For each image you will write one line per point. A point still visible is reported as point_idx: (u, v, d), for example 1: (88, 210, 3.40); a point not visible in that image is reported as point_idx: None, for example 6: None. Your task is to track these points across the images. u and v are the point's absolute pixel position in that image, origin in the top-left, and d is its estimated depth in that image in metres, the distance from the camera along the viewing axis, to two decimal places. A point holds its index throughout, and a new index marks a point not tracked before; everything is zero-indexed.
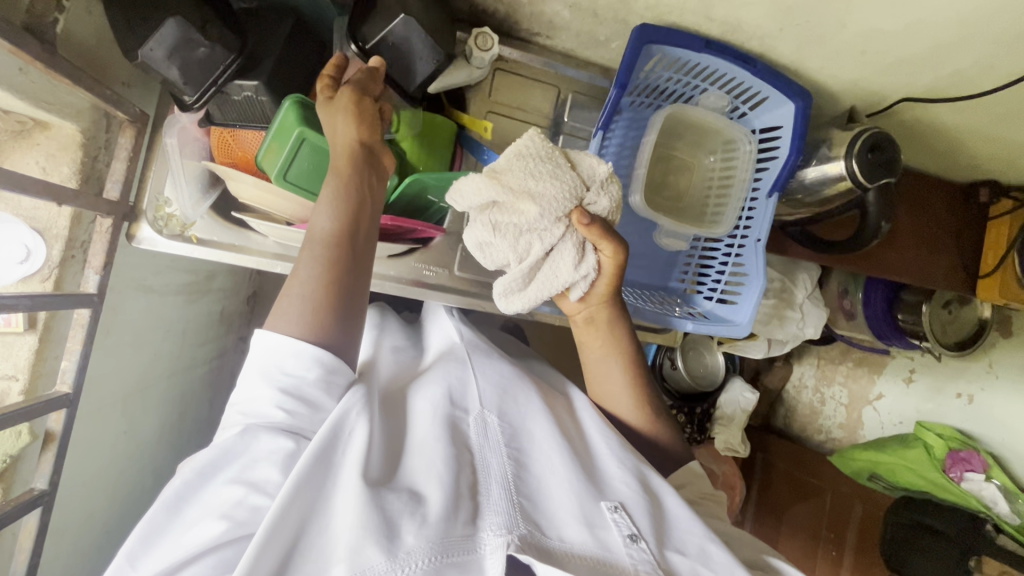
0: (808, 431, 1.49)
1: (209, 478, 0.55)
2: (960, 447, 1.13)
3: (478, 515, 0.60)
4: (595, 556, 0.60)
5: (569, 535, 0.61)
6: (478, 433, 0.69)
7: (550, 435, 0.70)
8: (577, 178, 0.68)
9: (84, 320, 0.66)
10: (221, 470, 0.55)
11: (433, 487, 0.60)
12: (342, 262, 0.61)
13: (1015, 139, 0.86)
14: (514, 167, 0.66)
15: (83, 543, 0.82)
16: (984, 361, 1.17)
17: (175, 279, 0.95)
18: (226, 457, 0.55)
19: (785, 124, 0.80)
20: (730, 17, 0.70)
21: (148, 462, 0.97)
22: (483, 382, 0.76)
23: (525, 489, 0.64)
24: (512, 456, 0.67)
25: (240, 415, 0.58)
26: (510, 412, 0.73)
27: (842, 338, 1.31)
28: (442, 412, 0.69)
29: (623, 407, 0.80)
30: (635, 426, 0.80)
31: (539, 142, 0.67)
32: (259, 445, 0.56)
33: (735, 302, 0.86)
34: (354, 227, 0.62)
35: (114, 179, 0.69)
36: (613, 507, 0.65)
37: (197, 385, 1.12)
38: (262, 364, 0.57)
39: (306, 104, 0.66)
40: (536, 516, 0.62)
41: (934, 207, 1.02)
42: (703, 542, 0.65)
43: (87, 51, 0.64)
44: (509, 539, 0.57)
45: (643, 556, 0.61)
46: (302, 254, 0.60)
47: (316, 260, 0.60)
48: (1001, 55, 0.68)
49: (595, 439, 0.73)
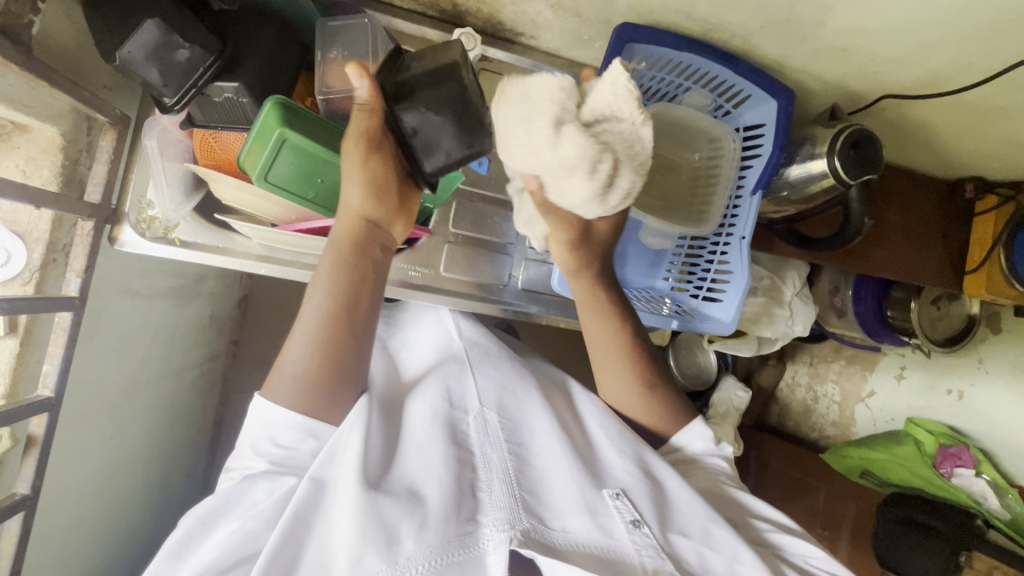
0: (802, 429, 1.49)
1: (211, 525, 0.61)
2: (949, 443, 1.15)
3: (479, 511, 0.62)
4: (598, 545, 0.62)
5: (571, 525, 0.63)
6: (478, 430, 0.70)
7: (550, 429, 0.72)
8: (538, 152, 0.61)
9: (65, 323, 0.66)
10: (223, 516, 0.61)
11: (433, 487, 0.62)
12: (338, 337, 0.63)
13: (999, 136, 0.86)
14: (507, 107, 0.61)
15: (70, 550, 0.82)
16: (975, 357, 1.18)
17: (161, 282, 0.95)
18: (227, 503, 0.61)
19: (768, 122, 0.81)
20: (711, 16, 0.71)
21: (138, 467, 0.97)
22: (483, 380, 0.76)
23: (527, 484, 0.66)
24: (513, 453, 0.69)
25: (237, 467, 0.63)
26: (510, 408, 0.74)
27: (833, 336, 1.31)
28: (442, 413, 0.70)
29: (620, 379, 0.79)
30: (632, 399, 0.79)
31: (547, 91, 0.59)
32: (257, 491, 0.61)
33: (721, 300, 0.85)
34: (356, 298, 0.64)
35: (96, 182, 0.69)
36: (615, 494, 0.67)
37: (187, 389, 1.12)
38: (252, 438, 0.62)
39: (288, 105, 0.64)
40: (539, 509, 0.64)
41: (921, 204, 1.02)
42: (706, 523, 0.66)
43: (66, 55, 0.64)
44: (512, 534, 0.59)
45: (645, 540, 0.63)
46: (297, 335, 0.62)
47: (310, 338, 0.62)
48: (980, 52, 0.68)
49: (596, 431, 0.76)
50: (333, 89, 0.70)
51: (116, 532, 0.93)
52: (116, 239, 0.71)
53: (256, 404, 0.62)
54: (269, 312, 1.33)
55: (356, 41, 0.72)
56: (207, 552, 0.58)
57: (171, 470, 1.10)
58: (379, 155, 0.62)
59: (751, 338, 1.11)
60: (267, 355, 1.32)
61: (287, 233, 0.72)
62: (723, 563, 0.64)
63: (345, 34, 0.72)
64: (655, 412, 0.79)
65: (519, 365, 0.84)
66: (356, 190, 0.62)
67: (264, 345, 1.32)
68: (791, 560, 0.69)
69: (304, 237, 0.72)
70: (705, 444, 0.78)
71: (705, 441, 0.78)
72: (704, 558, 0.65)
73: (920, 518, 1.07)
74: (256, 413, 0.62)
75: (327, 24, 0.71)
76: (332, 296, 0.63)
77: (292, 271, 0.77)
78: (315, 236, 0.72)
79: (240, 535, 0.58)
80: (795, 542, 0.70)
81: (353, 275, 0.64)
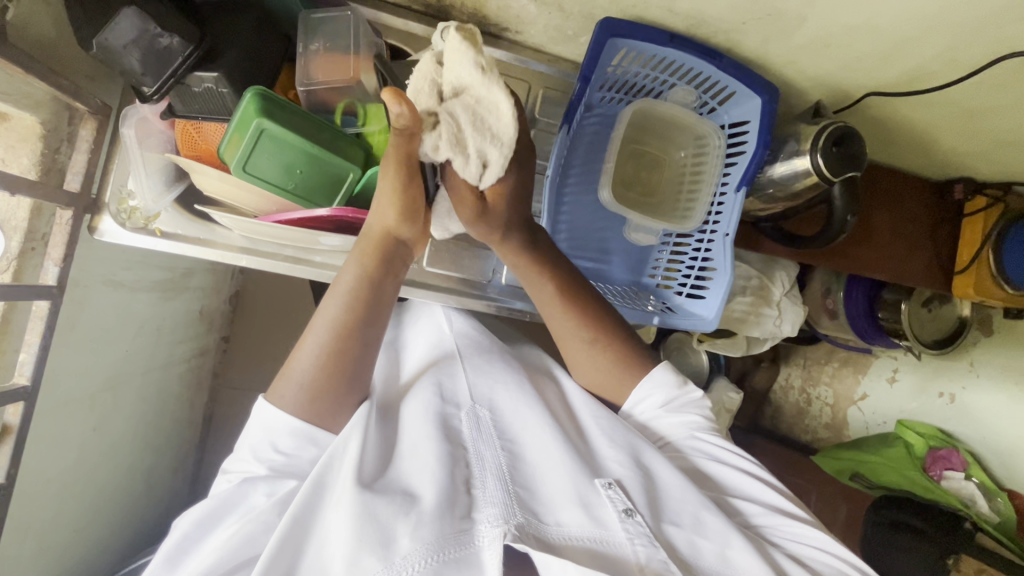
0: (794, 432, 1.47)
1: (209, 526, 0.61)
2: (939, 446, 1.15)
3: (474, 509, 0.61)
4: (593, 537, 0.62)
5: (566, 519, 0.62)
6: (471, 426, 0.71)
7: (540, 420, 0.71)
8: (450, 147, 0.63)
9: (44, 312, 0.67)
10: (221, 519, 0.62)
11: (427, 486, 0.61)
12: (348, 347, 0.65)
13: (987, 134, 0.86)
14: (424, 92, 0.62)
15: (49, 542, 0.80)
16: (966, 360, 1.17)
17: (148, 275, 0.95)
18: (225, 506, 0.61)
19: (752, 119, 0.81)
20: (694, 10, 0.70)
21: (122, 460, 0.96)
22: (473, 377, 0.76)
23: (521, 479, 0.65)
24: (505, 448, 0.69)
25: (234, 471, 0.64)
26: (501, 402, 0.74)
27: (825, 338, 1.29)
28: (436, 410, 0.70)
29: (570, 338, 0.79)
30: (581, 357, 0.79)
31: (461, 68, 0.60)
32: (255, 494, 0.62)
33: (703, 297, 0.87)
34: (369, 310, 0.67)
35: (76, 172, 0.70)
36: (607, 484, 0.66)
37: (175, 383, 1.11)
38: (253, 442, 0.63)
39: (269, 96, 0.64)
40: (533, 503, 0.63)
41: (909, 203, 1.01)
42: (697, 509, 0.66)
43: (45, 43, 0.64)
44: (506, 529, 0.58)
45: (638, 529, 0.63)
46: (308, 339, 0.65)
47: (320, 347, 0.65)
48: (962, 49, 0.68)
49: (587, 421, 0.76)
50: (316, 81, 0.71)
51: (99, 523, 0.92)
52: (94, 229, 0.72)
53: (257, 410, 0.64)
54: (260, 308, 1.31)
55: (340, 32, 0.73)
56: (207, 555, 0.58)
57: (157, 465, 1.09)
58: (412, 182, 0.65)
59: (739, 339, 1.10)
60: (254, 351, 1.31)
61: (265, 224, 0.71)
62: (714, 550, 0.64)
63: (328, 26, 0.72)
64: (604, 369, 0.79)
65: (510, 359, 0.82)
66: (386, 207, 0.67)
67: (252, 341, 1.31)
68: (780, 544, 0.68)
69: (287, 228, 0.71)
70: (665, 397, 0.77)
71: (666, 391, 0.77)
72: (696, 546, 0.64)
73: (911, 522, 1.06)
74: (258, 420, 0.63)
75: (309, 16, 0.72)
76: (345, 307, 0.66)
77: (273, 262, 0.77)
78: (298, 228, 0.71)
79: (239, 536, 0.59)
80: (783, 524, 0.69)
81: (370, 287, 0.68)
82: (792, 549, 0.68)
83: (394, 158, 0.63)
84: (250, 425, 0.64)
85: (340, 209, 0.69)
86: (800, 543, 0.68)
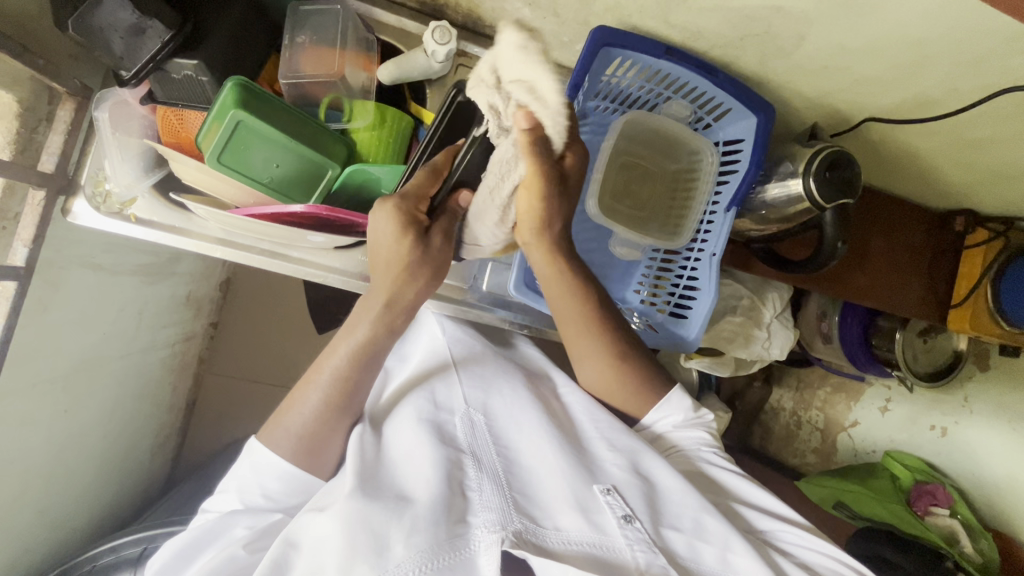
0: (783, 455, 1.41)
1: (191, 558, 0.62)
2: (926, 480, 1.12)
3: (469, 513, 0.60)
4: (593, 543, 0.60)
5: (565, 523, 0.61)
6: (466, 431, 0.69)
7: (537, 425, 0.70)
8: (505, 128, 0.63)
9: (9, 293, 0.68)
10: (203, 550, 0.62)
11: (422, 490, 0.60)
12: (344, 398, 0.66)
13: (992, 166, 0.84)
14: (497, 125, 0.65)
15: (15, 528, 0.79)
16: (961, 396, 1.13)
17: (129, 259, 0.94)
18: (206, 539, 0.61)
19: (746, 137, 0.79)
20: (691, 23, 0.69)
21: (93, 444, 0.94)
22: (467, 383, 0.75)
23: (518, 484, 0.64)
24: (501, 455, 0.67)
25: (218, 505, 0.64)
26: (498, 408, 0.73)
27: (817, 362, 1.26)
28: (427, 416, 0.69)
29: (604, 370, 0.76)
30: (616, 381, 0.76)
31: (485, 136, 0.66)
32: (237, 526, 0.61)
33: (686, 317, 0.86)
34: (368, 361, 0.67)
35: (51, 152, 0.71)
36: (606, 489, 0.64)
37: (157, 367, 1.10)
38: (240, 484, 0.63)
39: (250, 87, 0.64)
40: (530, 507, 0.62)
41: (908, 232, 0.98)
42: (699, 514, 0.64)
43: (23, 23, 0.66)
44: (503, 535, 0.56)
45: (637, 535, 0.61)
46: (309, 396, 0.65)
47: (323, 402, 0.65)
48: (965, 79, 0.67)
49: (586, 424, 0.74)
50: (302, 75, 0.71)
51: (68, 507, 0.91)
52: (67, 210, 0.72)
53: (254, 459, 0.63)
54: (250, 298, 1.30)
55: (326, 25, 0.73)
56: None
57: (133, 450, 1.08)
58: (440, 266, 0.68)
59: (728, 359, 1.05)
60: (240, 340, 1.30)
61: (237, 215, 0.69)
62: (716, 554, 0.62)
63: (315, 18, 0.73)
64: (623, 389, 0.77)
65: (506, 361, 0.83)
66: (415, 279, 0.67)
67: (240, 330, 1.30)
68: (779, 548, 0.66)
69: (259, 222, 0.68)
70: (683, 414, 0.77)
71: (684, 412, 0.77)
72: (697, 550, 0.62)
73: (888, 555, 1.00)
74: (251, 472, 0.62)
75: (298, 7, 0.72)
76: (349, 356, 0.66)
77: (248, 255, 0.76)
78: (270, 223, 0.68)
79: (219, 559, 0.58)
80: (786, 531, 0.68)
81: (381, 337, 0.67)
82: (798, 555, 0.66)
83: (435, 227, 0.68)
84: (238, 466, 0.64)
85: (314, 207, 0.66)
86: (801, 549, 0.67)
